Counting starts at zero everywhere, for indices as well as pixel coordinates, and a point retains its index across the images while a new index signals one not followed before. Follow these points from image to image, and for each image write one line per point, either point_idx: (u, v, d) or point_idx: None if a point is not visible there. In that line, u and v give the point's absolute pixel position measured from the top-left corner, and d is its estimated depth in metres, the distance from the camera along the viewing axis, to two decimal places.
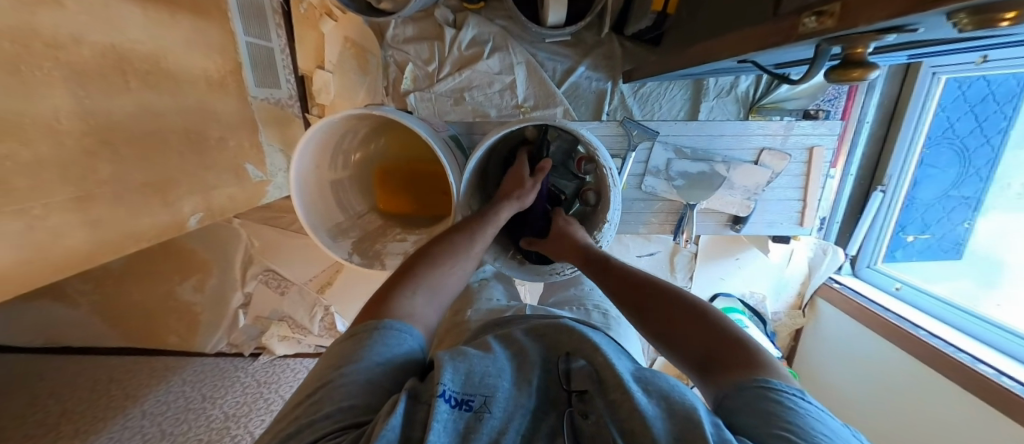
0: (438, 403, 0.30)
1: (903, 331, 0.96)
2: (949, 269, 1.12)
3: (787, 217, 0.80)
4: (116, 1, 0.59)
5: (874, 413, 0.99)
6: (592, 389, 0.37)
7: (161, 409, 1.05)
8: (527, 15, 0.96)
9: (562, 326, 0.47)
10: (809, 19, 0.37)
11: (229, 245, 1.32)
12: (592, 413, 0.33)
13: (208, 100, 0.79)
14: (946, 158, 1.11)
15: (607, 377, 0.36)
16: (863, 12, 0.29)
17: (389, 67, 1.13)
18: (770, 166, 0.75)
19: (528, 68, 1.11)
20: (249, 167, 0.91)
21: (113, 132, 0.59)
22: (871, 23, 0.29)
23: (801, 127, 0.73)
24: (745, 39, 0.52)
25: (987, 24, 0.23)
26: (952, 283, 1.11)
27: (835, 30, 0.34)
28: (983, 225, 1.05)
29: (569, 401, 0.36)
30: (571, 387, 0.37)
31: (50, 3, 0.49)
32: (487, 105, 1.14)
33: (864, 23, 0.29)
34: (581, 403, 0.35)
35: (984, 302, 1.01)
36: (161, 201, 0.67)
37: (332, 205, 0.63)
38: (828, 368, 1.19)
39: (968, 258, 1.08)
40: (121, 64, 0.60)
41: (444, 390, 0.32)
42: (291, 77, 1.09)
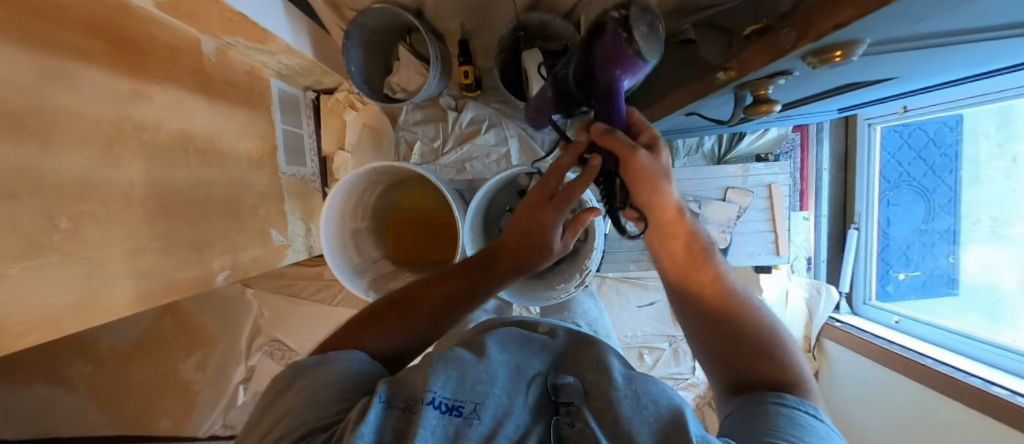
0: (426, 409, 0.33)
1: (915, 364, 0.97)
2: (950, 304, 1.13)
3: (763, 247, 0.87)
4: (190, 99, 0.76)
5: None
6: (578, 403, 0.38)
7: None
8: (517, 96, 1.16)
9: (569, 341, 0.49)
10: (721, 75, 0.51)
11: (238, 315, 1.34)
12: (575, 422, 0.35)
13: (247, 174, 0.92)
14: (910, 194, 1.22)
15: (596, 394, 0.38)
16: (754, 62, 0.44)
17: (400, 145, 1.31)
18: (737, 202, 0.85)
19: (520, 140, 1.29)
20: (272, 232, 1.01)
21: (172, 197, 0.70)
22: (761, 68, 0.43)
23: (757, 168, 0.85)
24: (685, 96, 0.66)
25: (828, 60, 0.37)
26: (960, 319, 1.08)
27: (739, 78, 0.47)
28: (967, 257, 1.11)
29: (557, 410, 0.37)
30: (559, 398, 0.38)
31: (143, 99, 0.65)
32: (486, 172, 1.29)
33: (757, 69, 0.43)
34: (567, 413, 0.36)
35: (998, 332, 0.98)
36: (198, 258, 0.75)
37: (351, 251, 0.70)
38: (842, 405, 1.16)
39: (965, 292, 1.10)
40: (186, 144, 0.74)
41: (433, 398, 0.34)
42: (315, 158, 1.27)
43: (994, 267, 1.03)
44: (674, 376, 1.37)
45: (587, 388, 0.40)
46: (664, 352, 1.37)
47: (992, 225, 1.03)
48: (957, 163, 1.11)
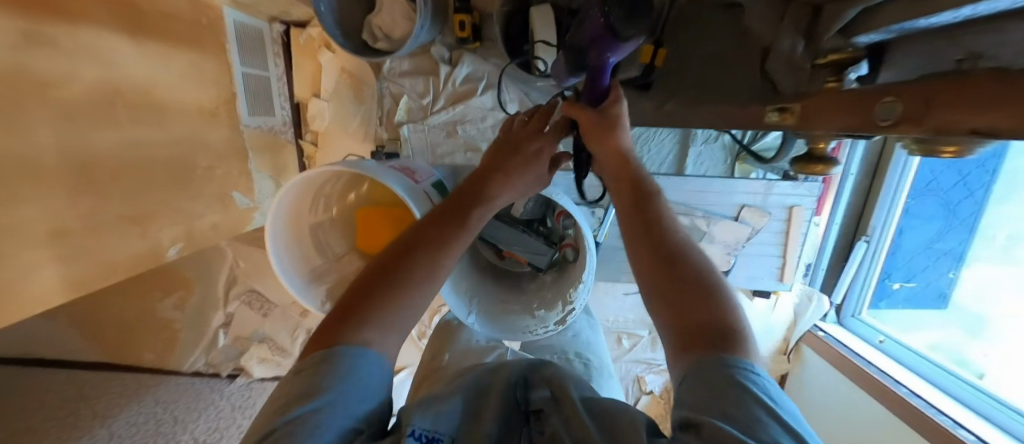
0: (406, 442, 0.33)
1: (897, 396, 0.97)
2: (933, 317, 1.11)
3: (767, 271, 0.81)
4: (110, 39, 0.60)
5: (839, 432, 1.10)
6: (546, 409, 0.44)
7: (130, 431, 1.07)
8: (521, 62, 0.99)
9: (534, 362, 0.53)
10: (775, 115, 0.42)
11: (211, 263, 1.29)
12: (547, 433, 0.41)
13: (199, 130, 0.79)
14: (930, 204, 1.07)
15: (563, 401, 0.42)
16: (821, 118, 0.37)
17: (384, 98, 1.14)
18: (751, 222, 0.76)
19: (520, 107, 1.14)
20: (237, 195, 0.91)
21: (98, 168, 0.59)
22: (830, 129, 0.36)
23: (781, 187, 0.74)
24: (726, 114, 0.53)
25: (934, 150, 0.30)
26: (936, 333, 1.10)
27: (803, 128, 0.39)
28: (966, 275, 1.05)
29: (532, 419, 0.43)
30: (530, 408, 0.46)
31: (41, 42, 0.50)
32: (479, 139, 1.16)
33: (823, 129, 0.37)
34: (539, 423, 0.43)
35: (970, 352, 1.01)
36: (140, 236, 0.66)
37: (312, 248, 0.61)
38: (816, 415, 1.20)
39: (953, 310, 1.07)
40: (111, 99, 0.61)
41: (414, 430, 0.35)
42: (285, 105, 1.12)
43: (993, 292, 0.99)
44: (649, 361, 1.42)
45: (556, 394, 0.45)
46: (642, 339, 1.40)
47: (1008, 246, 0.96)
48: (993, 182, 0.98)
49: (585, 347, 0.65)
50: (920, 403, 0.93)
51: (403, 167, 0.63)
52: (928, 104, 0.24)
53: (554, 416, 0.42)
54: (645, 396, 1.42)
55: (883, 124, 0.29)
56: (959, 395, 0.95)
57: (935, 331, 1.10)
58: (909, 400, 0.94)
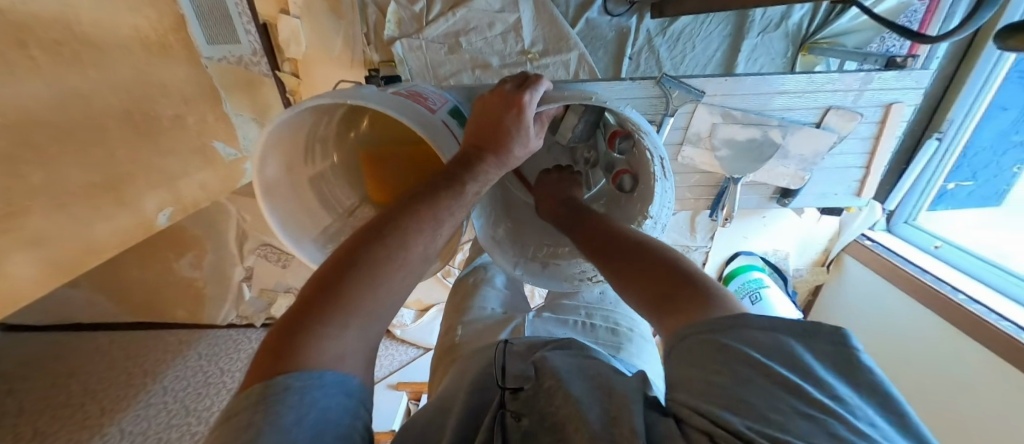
0: None
1: (952, 302, 0.91)
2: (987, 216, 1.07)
3: (844, 186, 0.70)
4: None
5: (879, 344, 1.09)
6: (526, 387, 0.34)
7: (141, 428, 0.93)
8: None
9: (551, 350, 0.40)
10: None
11: (217, 221, 1.20)
12: (523, 417, 0.30)
13: (151, 71, 0.66)
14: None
15: (544, 375, 0.34)
16: None
17: (367, 8, 0.91)
18: (835, 128, 0.63)
19: (535, 3, 0.92)
20: (219, 145, 0.83)
21: (38, 133, 0.47)
22: None
23: (882, 78, 0.59)
24: None
25: None
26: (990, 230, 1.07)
27: None
28: None
29: (503, 400, 0.32)
30: (506, 384, 0.35)
31: None
32: (488, 52, 0.96)
33: None
34: (514, 404, 0.31)
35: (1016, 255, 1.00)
36: (119, 202, 0.60)
37: (316, 206, 0.52)
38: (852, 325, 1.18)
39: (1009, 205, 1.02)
40: (20, 33, 0.45)
41: None
42: (250, 28, 0.85)
43: None
44: None
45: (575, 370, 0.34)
46: None
47: None
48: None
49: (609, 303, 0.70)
50: (979, 308, 0.88)
51: (409, 94, 0.50)
52: None
53: (535, 396, 0.32)
54: None
55: None
56: (1010, 292, 0.94)
57: (987, 229, 1.07)
58: (965, 306, 0.89)
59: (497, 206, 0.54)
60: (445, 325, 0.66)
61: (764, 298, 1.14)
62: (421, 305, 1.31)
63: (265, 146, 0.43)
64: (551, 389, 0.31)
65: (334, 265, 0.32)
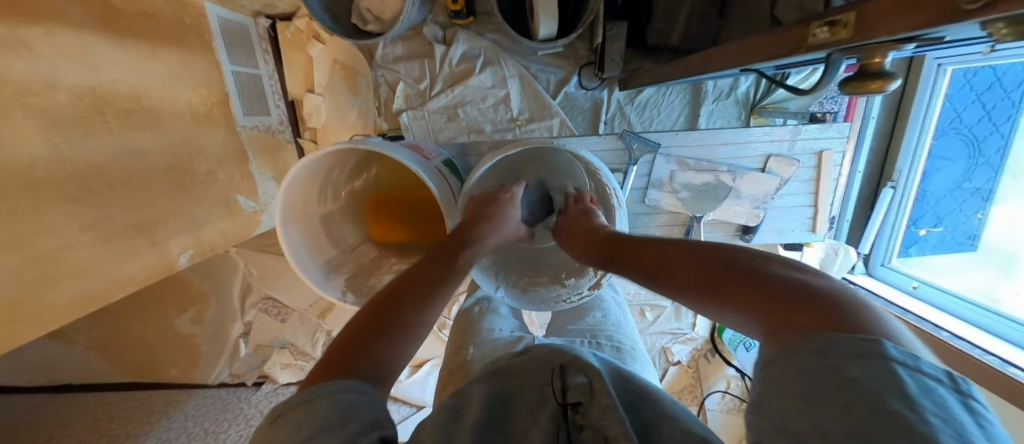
0: None
1: (939, 340, 0.92)
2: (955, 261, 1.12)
3: (798, 223, 0.77)
4: (93, 40, 0.60)
5: None
6: (584, 401, 0.38)
7: None
8: (518, 30, 0.94)
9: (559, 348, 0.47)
10: (820, 30, 0.36)
11: (224, 273, 1.26)
12: (587, 427, 0.35)
13: (195, 135, 0.80)
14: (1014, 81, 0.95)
15: (599, 393, 0.37)
16: (883, 21, 0.30)
17: (380, 87, 1.10)
18: (778, 172, 0.73)
19: (521, 81, 1.09)
20: (242, 199, 0.93)
21: (99, 183, 0.60)
22: (893, 36, 0.30)
23: (808, 131, 0.71)
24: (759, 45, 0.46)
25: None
26: (964, 276, 1.10)
27: (853, 41, 0.33)
28: (997, 214, 1.05)
29: (565, 414, 0.37)
30: (565, 400, 0.38)
31: (19, 49, 0.50)
32: (482, 120, 1.12)
33: (887, 34, 0.30)
34: (577, 415, 0.37)
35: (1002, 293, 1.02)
36: (148, 242, 0.68)
37: (323, 239, 0.59)
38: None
39: (983, 249, 1.07)
40: (100, 105, 0.61)
41: None
42: (280, 103, 1.06)
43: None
44: (673, 331, 1.36)
45: (593, 380, 0.40)
46: (666, 310, 1.34)
47: None
48: (1019, 106, 0.97)
49: (611, 325, 0.71)
50: (963, 344, 0.89)
51: (408, 146, 0.61)
52: (895, 13, 0.29)
53: (591, 411, 0.36)
54: (673, 367, 1.36)
55: (966, 7, 0.24)
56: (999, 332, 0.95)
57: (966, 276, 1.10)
58: (951, 342, 0.90)
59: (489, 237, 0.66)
60: (450, 350, 0.69)
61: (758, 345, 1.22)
62: (417, 360, 1.35)
63: (289, 184, 0.52)
64: (607, 406, 0.36)
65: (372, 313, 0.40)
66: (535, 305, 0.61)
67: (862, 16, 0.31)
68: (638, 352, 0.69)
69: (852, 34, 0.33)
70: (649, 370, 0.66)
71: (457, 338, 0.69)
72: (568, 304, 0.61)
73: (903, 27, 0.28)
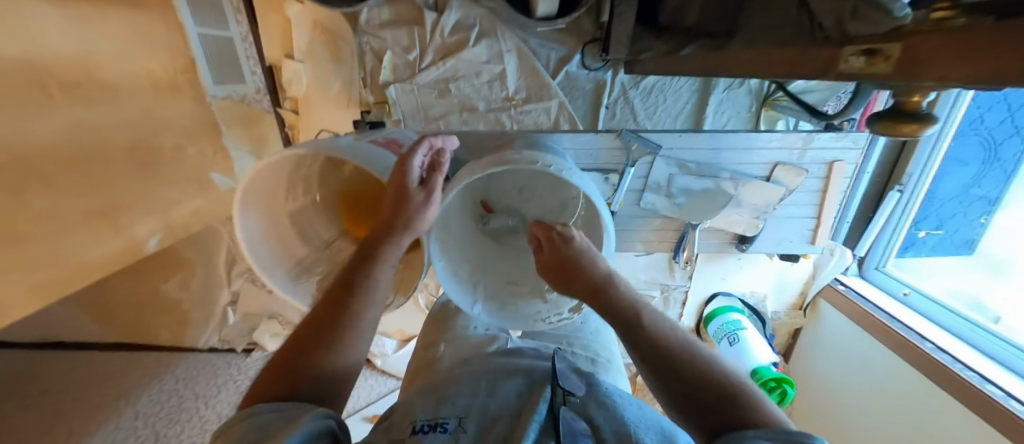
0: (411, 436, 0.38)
1: (919, 350, 0.93)
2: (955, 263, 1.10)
3: (797, 234, 0.74)
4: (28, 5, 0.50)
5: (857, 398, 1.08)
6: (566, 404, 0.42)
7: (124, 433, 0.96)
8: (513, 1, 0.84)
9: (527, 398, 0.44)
10: (856, 58, 0.32)
11: (208, 244, 1.23)
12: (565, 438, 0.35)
13: (158, 108, 0.74)
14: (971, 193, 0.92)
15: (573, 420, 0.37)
16: (922, 68, 0.25)
17: (365, 55, 1.00)
18: (784, 181, 0.68)
19: (519, 56, 1.00)
20: (216, 176, 0.89)
21: (54, 164, 0.54)
22: (938, 82, 0.25)
23: (822, 140, 0.65)
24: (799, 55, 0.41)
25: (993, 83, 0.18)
26: (953, 279, 1.10)
27: (893, 78, 0.29)
28: (1000, 221, 1.01)
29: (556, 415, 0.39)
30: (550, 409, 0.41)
31: None
32: (475, 97, 1.04)
33: (926, 82, 0.25)
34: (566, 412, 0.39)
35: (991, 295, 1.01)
36: (112, 226, 0.65)
37: (292, 237, 0.57)
38: (827, 369, 1.19)
39: (978, 255, 1.06)
40: (40, 77, 0.52)
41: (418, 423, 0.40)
42: (256, 69, 0.99)
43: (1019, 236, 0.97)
44: None
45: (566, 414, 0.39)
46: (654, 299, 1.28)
47: None
48: None
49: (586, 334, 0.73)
50: (947, 358, 0.89)
51: (386, 141, 0.58)
52: (934, 59, 0.24)
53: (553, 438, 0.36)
54: None
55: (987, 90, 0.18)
56: (974, 341, 0.97)
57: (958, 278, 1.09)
58: (933, 355, 0.91)
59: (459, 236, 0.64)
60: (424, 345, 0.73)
61: (742, 340, 1.15)
62: (404, 335, 1.36)
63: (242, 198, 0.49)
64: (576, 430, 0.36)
65: (341, 286, 0.48)
66: (509, 323, 0.61)
67: (904, 52, 0.26)
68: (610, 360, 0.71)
69: (886, 71, 0.29)
70: (620, 381, 0.68)
71: (428, 345, 0.71)
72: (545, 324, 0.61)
73: (960, 76, 0.22)
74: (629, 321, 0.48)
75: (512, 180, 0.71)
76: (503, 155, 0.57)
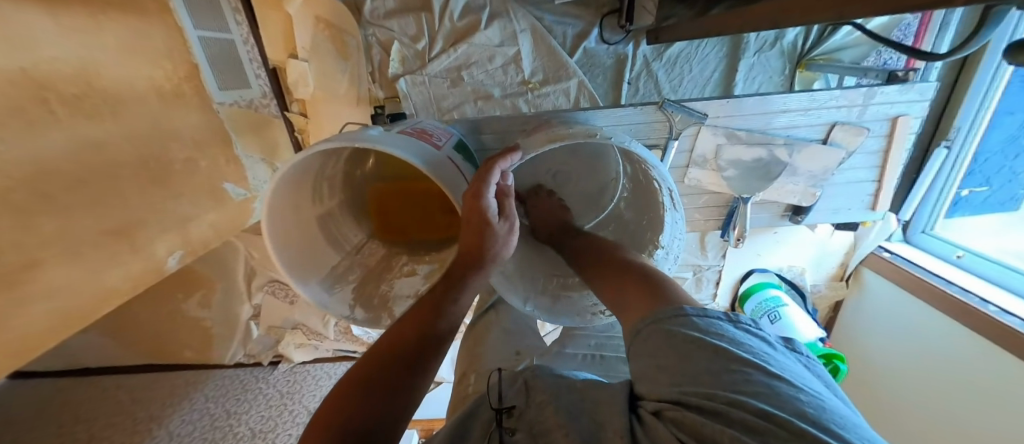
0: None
1: (981, 313, 0.86)
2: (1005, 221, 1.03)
3: (856, 200, 0.69)
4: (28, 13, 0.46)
5: (908, 368, 1.02)
6: (520, 403, 0.37)
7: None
8: None
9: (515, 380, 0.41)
10: None
11: (228, 259, 1.21)
12: (518, 428, 0.33)
13: (166, 118, 0.70)
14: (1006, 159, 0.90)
15: (536, 393, 0.37)
16: None
17: (371, 49, 0.96)
18: (843, 144, 0.63)
19: (533, 36, 0.95)
20: (229, 187, 0.86)
21: (66, 183, 0.51)
22: None
23: (885, 93, 0.59)
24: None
25: None
26: (1003, 239, 1.04)
27: None
28: None
29: (500, 417, 0.35)
30: (503, 404, 0.37)
31: None
32: (490, 84, 0.98)
33: None
34: (512, 416, 0.35)
35: None
36: (130, 246, 0.62)
37: (322, 243, 0.52)
38: (875, 344, 1.13)
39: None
40: (42, 90, 0.48)
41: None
42: (260, 73, 0.93)
43: None
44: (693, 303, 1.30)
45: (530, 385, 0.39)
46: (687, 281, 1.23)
47: None
48: None
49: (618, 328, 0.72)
50: (1012, 320, 0.82)
51: (416, 131, 0.52)
52: None
53: (524, 414, 0.35)
54: None
55: None
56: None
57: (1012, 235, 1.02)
58: (997, 317, 0.84)
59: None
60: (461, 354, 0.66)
61: (784, 316, 1.10)
62: None
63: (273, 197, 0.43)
64: (542, 404, 0.35)
65: (412, 325, 0.42)
66: (549, 316, 0.58)
67: None
68: None
69: None
70: None
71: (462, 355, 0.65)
72: (604, 316, 0.58)
73: None
74: (613, 285, 0.47)
75: (544, 170, 0.70)
76: (554, 131, 0.54)
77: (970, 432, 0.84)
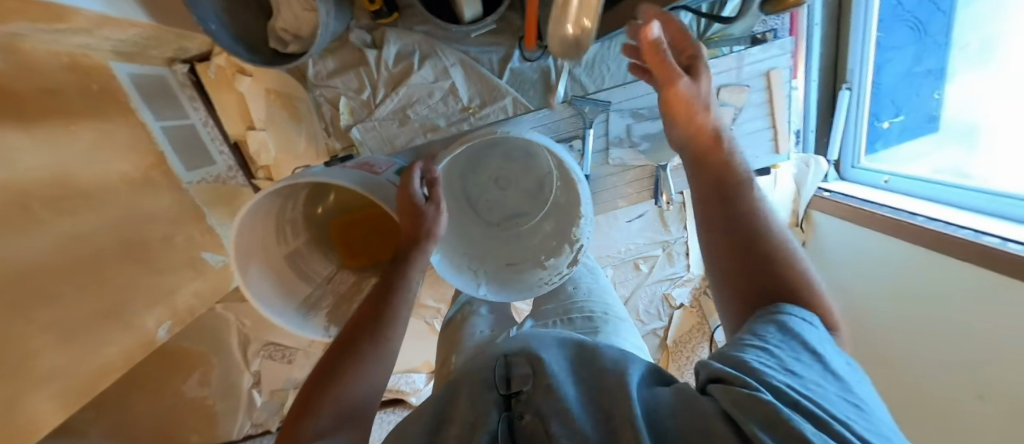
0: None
1: (913, 226, 0.94)
2: (928, 142, 1.09)
3: (761, 148, 0.78)
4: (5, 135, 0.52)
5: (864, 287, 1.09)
6: (526, 388, 0.33)
7: None
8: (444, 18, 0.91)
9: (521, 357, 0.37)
10: None
11: (219, 331, 1.25)
12: (525, 413, 0.30)
13: (140, 204, 0.76)
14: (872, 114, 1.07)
15: (543, 374, 0.34)
16: None
17: (321, 106, 1.05)
18: (731, 102, 0.72)
19: (464, 68, 1.05)
20: (207, 255, 0.92)
21: (49, 279, 0.56)
22: None
23: (751, 55, 0.70)
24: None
25: None
26: (931, 159, 1.08)
27: None
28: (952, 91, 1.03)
29: (507, 404, 0.32)
30: (508, 389, 0.33)
31: None
32: (435, 117, 1.09)
33: None
34: (520, 403, 0.31)
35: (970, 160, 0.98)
36: (119, 324, 0.67)
37: (295, 278, 0.59)
38: (835, 273, 1.20)
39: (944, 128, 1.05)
40: (24, 199, 0.54)
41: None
42: (223, 148, 1.02)
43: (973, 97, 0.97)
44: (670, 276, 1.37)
45: (539, 363, 0.35)
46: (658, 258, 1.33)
47: (982, 47, 0.94)
48: None
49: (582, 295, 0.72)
50: (938, 225, 0.90)
51: (359, 165, 0.60)
52: None
53: (532, 397, 0.31)
54: (678, 310, 1.38)
55: None
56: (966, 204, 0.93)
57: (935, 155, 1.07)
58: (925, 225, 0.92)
59: (452, 224, 0.69)
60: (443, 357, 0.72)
61: None
62: (431, 367, 1.36)
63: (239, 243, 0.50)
64: (548, 386, 0.32)
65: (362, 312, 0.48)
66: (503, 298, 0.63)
67: None
68: (618, 318, 0.68)
69: None
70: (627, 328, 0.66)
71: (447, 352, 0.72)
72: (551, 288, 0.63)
73: None
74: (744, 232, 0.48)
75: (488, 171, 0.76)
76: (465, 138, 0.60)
77: (918, 334, 0.90)
